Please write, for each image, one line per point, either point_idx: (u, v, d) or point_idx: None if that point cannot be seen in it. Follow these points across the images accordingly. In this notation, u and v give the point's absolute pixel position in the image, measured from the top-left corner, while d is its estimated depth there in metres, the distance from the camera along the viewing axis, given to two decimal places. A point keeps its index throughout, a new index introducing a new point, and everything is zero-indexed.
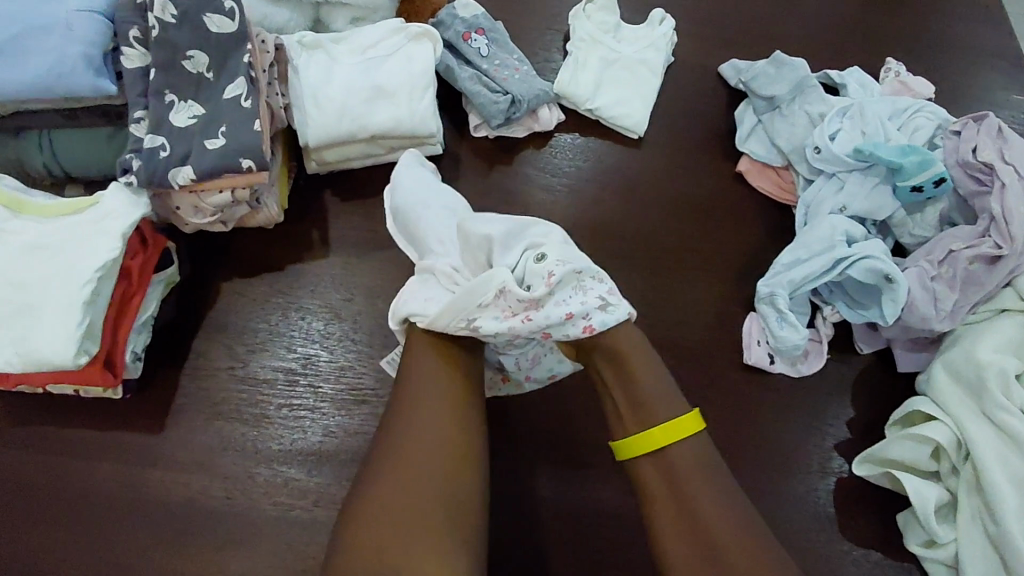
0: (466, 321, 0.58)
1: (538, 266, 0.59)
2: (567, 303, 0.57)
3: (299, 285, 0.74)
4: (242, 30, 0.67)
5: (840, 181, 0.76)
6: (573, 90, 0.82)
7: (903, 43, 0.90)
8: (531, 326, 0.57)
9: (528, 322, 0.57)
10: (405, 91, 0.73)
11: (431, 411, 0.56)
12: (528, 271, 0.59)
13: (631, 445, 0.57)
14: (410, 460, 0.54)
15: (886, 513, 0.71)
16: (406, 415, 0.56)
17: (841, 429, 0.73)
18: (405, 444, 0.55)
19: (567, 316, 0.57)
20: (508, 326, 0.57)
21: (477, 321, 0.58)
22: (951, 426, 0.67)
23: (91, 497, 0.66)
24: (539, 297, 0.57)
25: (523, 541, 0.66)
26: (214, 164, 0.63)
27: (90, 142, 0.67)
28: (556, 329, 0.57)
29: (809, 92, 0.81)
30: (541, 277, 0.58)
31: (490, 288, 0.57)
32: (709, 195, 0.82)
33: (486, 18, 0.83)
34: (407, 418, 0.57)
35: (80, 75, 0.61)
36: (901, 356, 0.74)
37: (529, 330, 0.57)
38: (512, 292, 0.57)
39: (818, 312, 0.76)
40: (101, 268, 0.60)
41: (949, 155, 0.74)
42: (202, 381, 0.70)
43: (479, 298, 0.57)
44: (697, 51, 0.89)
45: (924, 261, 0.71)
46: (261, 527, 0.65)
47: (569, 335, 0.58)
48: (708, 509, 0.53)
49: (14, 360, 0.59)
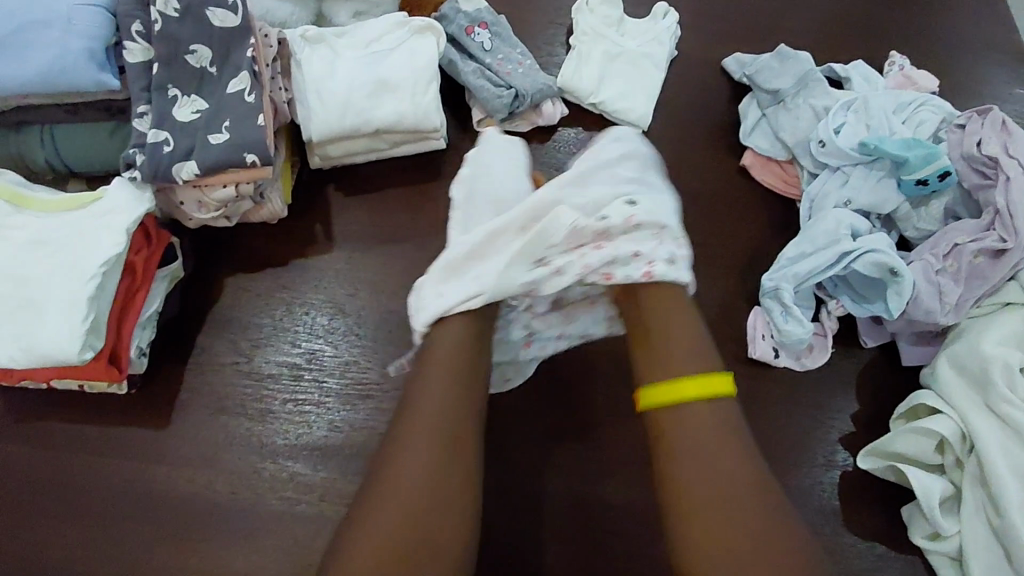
0: (534, 254, 0.58)
1: (623, 206, 0.59)
2: (639, 244, 0.59)
3: (303, 281, 0.74)
4: (244, 24, 0.67)
5: (844, 174, 0.76)
6: (576, 84, 0.81)
7: (906, 36, 0.90)
8: (597, 266, 0.58)
9: (594, 256, 0.58)
10: (407, 85, 0.73)
11: (436, 414, 0.54)
12: (607, 207, 0.59)
13: (659, 393, 0.56)
14: (411, 467, 0.52)
15: (890, 507, 0.71)
16: (417, 411, 0.54)
17: (845, 423, 0.73)
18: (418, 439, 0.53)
19: (635, 254, 0.58)
20: (574, 266, 0.58)
21: (546, 255, 0.58)
22: (956, 419, 0.67)
23: (96, 492, 0.66)
24: (611, 231, 0.58)
25: (528, 534, 0.67)
26: (218, 159, 0.63)
27: (92, 137, 0.67)
28: (621, 267, 0.59)
29: (813, 86, 0.81)
30: (620, 213, 0.59)
31: (561, 226, 0.58)
32: (713, 190, 0.82)
33: (489, 12, 0.82)
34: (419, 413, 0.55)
35: (83, 69, 0.61)
36: (906, 350, 0.74)
37: (595, 261, 0.58)
38: (584, 229, 0.58)
39: (823, 306, 0.76)
40: (105, 263, 0.60)
41: (953, 148, 0.74)
42: (206, 377, 0.70)
43: (550, 239, 0.58)
44: (700, 45, 0.89)
45: (929, 254, 0.71)
46: (267, 522, 0.65)
47: (631, 276, 0.58)
48: (725, 474, 0.53)
49: (19, 356, 0.59)
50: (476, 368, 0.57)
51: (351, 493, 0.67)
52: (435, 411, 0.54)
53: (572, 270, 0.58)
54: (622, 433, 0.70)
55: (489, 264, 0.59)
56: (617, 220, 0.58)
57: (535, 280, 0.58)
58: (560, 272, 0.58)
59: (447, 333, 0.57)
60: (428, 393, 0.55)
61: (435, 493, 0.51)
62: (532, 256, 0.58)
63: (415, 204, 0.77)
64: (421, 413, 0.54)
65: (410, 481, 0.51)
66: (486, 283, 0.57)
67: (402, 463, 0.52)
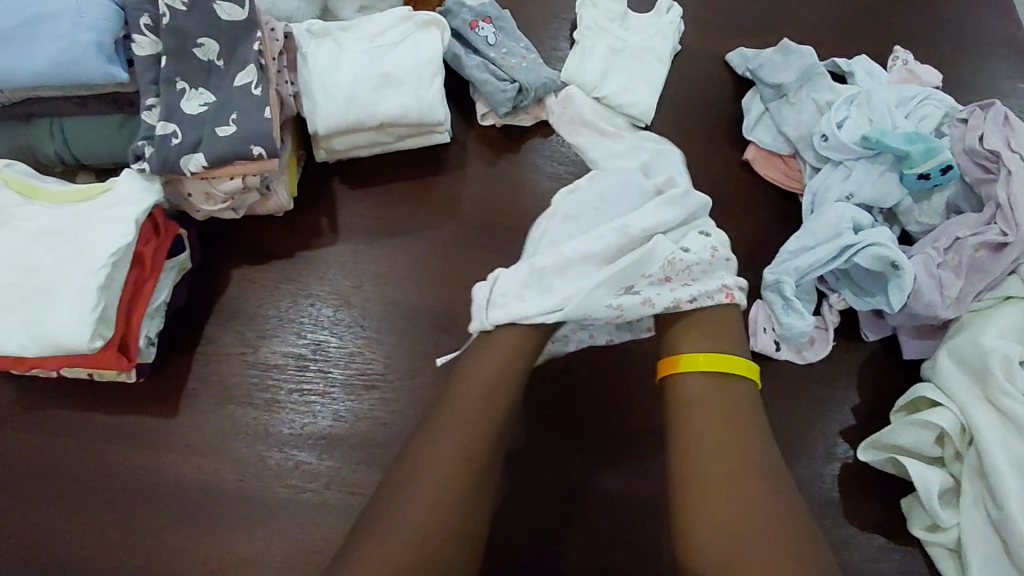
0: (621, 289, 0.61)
1: (696, 239, 0.65)
2: (710, 278, 0.64)
3: (309, 272, 0.74)
4: (251, 17, 0.67)
5: (847, 168, 0.76)
6: (579, 79, 0.82)
7: (910, 31, 0.90)
8: (682, 295, 0.62)
9: (682, 287, 0.63)
10: (412, 79, 0.74)
11: (460, 419, 0.56)
12: (685, 241, 0.65)
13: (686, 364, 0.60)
14: (416, 502, 0.53)
15: (891, 498, 0.71)
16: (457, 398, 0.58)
17: (845, 415, 0.74)
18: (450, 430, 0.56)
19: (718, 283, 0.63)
20: (661, 296, 0.62)
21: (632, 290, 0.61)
22: (956, 412, 0.67)
23: (105, 479, 0.67)
24: (696, 265, 0.63)
25: (528, 522, 0.67)
26: (225, 151, 0.64)
27: (101, 130, 0.68)
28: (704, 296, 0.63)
29: (817, 80, 0.81)
30: (702, 247, 0.64)
31: (658, 257, 0.62)
32: (716, 184, 0.83)
33: (493, 6, 0.83)
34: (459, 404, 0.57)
35: (93, 61, 0.62)
36: (906, 343, 0.74)
37: (688, 293, 0.62)
38: (677, 264, 0.62)
39: (824, 299, 0.77)
40: (115, 253, 0.61)
41: (956, 143, 0.74)
42: (214, 367, 0.71)
43: (645, 268, 0.61)
44: (703, 40, 0.89)
45: (930, 248, 0.71)
46: (274, 508, 0.66)
47: (714, 297, 0.63)
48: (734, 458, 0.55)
49: (29, 344, 0.60)
50: (498, 405, 0.58)
51: (356, 482, 0.67)
52: (453, 447, 0.55)
53: (659, 296, 0.61)
54: (625, 425, 0.71)
55: (566, 284, 0.60)
56: (698, 254, 0.64)
57: (618, 306, 0.60)
58: (650, 299, 0.61)
59: (485, 353, 0.59)
60: (454, 417, 0.57)
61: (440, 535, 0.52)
62: (622, 282, 0.61)
63: (419, 198, 0.78)
64: (441, 450, 0.55)
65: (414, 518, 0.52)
66: (565, 303, 0.59)
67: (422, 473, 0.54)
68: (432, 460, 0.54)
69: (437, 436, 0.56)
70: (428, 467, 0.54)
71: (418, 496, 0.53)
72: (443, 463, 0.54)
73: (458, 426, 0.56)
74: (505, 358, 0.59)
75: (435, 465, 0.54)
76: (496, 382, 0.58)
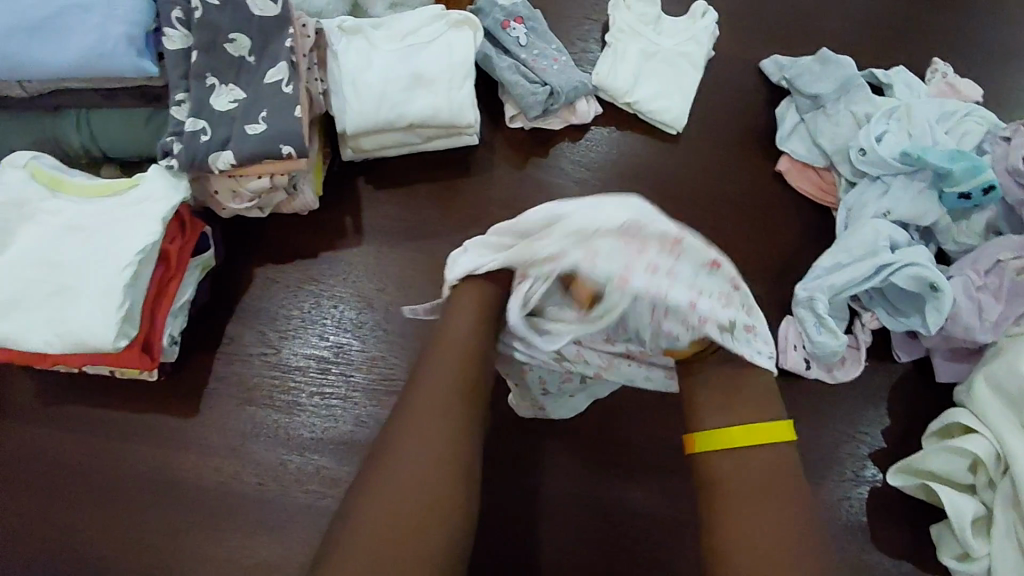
0: (584, 238, 0.50)
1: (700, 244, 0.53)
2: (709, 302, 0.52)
3: (332, 273, 0.73)
4: (284, 14, 0.66)
5: (884, 184, 0.74)
6: (611, 83, 0.80)
7: (951, 41, 0.88)
8: (685, 327, 0.52)
9: (666, 275, 0.51)
10: (443, 79, 0.72)
11: (447, 356, 0.55)
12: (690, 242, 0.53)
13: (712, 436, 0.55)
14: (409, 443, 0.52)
15: (919, 524, 0.70)
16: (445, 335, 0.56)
17: (875, 438, 0.72)
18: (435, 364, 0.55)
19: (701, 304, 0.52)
20: (658, 326, 0.53)
21: (592, 245, 0.50)
22: (990, 440, 0.65)
23: (123, 477, 0.67)
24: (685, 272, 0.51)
25: (544, 528, 0.68)
26: (255, 150, 0.63)
27: (129, 124, 0.67)
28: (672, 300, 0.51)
29: (855, 92, 0.79)
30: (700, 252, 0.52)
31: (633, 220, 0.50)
32: (748, 196, 0.81)
33: (525, 6, 0.81)
34: (448, 339, 0.56)
35: (123, 53, 0.61)
36: (940, 366, 0.73)
37: (662, 280, 0.50)
38: (668, 302, 0.51)
39: (857, 317, 0.75)
40: (141, 251, 0.60)
41: (998, 161, 0.72)
42: (235, 366, 0.70)
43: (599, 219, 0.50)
44: (738, 46, 0.87)
45: (970, 270, 0.70)
46: (292, 513, 0.66)
47: (678, 299, 0.51)
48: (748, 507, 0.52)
49: (52, 341, 0.59)
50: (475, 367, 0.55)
51: None
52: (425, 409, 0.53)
53: (614, 253, 0.50)
54: (646, 439, 0.71)
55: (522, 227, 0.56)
56: (692, 292, 0.52)
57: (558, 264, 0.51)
58: (669, 331, 0.53)
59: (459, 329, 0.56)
60: (445, 350, 0.56)
61: (444, 490, 0.51)
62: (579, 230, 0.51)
63: (445, 201, 0.77)
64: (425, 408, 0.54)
65: (380, 511, 0.50)
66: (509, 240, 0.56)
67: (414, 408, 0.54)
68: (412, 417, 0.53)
69: (432, 372, 0.55)
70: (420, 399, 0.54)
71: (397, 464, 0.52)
72: (428, 397, 0.54)
73: (425, 399, 0.54)
74: (474, 315, 0.56)
75: (424, 395, 0.54)
76: (471, 336, 0.56)
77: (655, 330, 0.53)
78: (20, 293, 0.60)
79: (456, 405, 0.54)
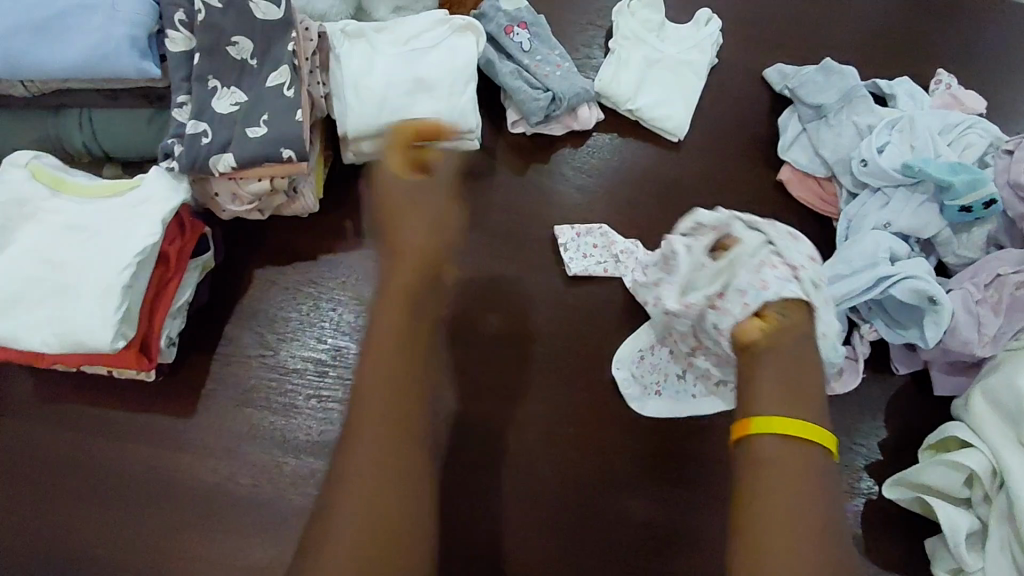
0: (728, 220, 0.56)
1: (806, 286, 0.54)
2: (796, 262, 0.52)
3: (331, 276, 0.73)
4: (287, 18, 0.66)
5: (885, 196, 0.74)
6: (613, 89, 0.80)
7: (956, 53, 0.87)
8: (788, 275, 0.50)
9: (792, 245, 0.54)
10: (445, 85, 0.72)
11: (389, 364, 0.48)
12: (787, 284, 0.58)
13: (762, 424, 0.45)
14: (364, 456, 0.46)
15: (914, 537, 0.70)
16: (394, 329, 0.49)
17: (872, 450, 0.72)
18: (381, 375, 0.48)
19: (797, 270, 0.50)
20: (760, 272, 0.50)
21: (734, 224, 0.56)
22: (987, 455, 0.65)
23: (118, 475, 0.67)
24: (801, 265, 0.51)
25: (541, 535, 0.67)
26: (255, 153, 0.63)
27: (132, 124, 0.67)
28: (789, 251, 0.52)
29: (858, 103, 0.79)
30: (804, 254, 0.53)
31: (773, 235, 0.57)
32: (749, 205, 0.81)
33: (529, 12, 0.81)
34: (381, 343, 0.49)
35: (125, 55, 0.61)
36: (938, 379, 0.73)
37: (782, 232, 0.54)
38: (782, 249, 0.52)
39: (855, 329, 0.74)
40: (141, 252, 0.60)
41: (999, 175, 0.71)
42: (233, 368, 0.70)
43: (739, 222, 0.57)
44: (741, 54, 0.87)
45: (970, 283, 0.70)
46: (286, 516, 0.66)
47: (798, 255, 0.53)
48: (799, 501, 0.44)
49: (51, 341, 0.59)
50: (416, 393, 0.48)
51: None
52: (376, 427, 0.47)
53: (764, 225, 0.55)
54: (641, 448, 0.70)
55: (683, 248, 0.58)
56: (805, 259, 0.53)
57: (716, 232, 0.57)
58: (764, 281, 0.49)
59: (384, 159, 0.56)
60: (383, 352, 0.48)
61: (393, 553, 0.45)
62: (728, 222, 0.56)
63: None
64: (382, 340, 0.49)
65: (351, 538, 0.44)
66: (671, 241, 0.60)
67: (361, 422, 0.47)
68: (372, 380, 0.48)
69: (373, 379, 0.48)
70: (368, 407, 0.47)
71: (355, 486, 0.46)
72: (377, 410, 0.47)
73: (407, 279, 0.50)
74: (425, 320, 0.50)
75: (375, 401, 0.47)
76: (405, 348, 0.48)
77: (752, 273, 0.50)
78: (19, 292, 0.60)
79: (401, 364, 0.48)
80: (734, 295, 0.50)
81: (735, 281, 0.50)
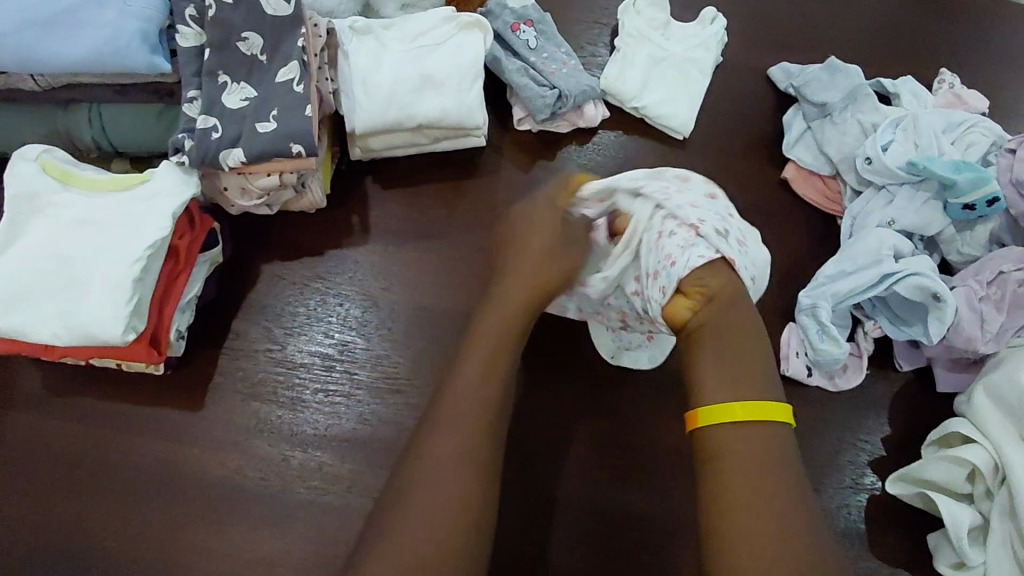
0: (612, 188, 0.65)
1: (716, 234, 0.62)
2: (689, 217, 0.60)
3: (338, 271, 0.74)
4: (297, 14, 0.66)
5: (889, 194, 0.75)
6: (619, 87, 0.81)
7: (959, 53, 0.88)
8: (690, 237, 0.59)
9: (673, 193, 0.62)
10: (453, 82, 0.73)
11: (481, 368, 0.58)
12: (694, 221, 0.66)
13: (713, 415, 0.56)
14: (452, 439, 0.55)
15: (916, 533, 0.71)
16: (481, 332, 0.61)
17: (875, 447, 0.73)
18: (473, 376, 0.58)
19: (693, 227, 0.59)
20: (664, 248, 0.59)
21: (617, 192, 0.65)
22: (990, 451, 0.65)
23: (127, 468, 0.67)
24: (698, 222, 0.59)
25: (548, 528, 0.68)
26: (265, 148, 0.64)
27: (139, 119, 0.68)
28: (677, 207, 0.60)
29: (863, 101, 0.79)
30: (695, 192, 0.64)
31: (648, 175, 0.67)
32: (753, 202, 0.81)
33: (535, 9, 0.81)
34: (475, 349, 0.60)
35: (135, 49, 0.61)
36: (941, 375, 0.73)
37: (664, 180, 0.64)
38: (673, 207, 0.60)
39: (859, 325, 0.75)
40: (151, 246, 0.60)
41: (1003, 173, 0.71)
42: (241, 362, 0.70)
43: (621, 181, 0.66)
44: (746, 53, 0.87)
45: (973, 281, 0.70)
46: (294, 508, 0.66)
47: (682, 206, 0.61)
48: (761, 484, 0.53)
49: (61, 334, 0.60)
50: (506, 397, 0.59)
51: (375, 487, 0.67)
52: (466, 415, 0.56)
53: (640, 179, 0.65)
54: (647, 443, 0.71)
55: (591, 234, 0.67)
56: (692, 202, 0.62)
57: (605, 199, 0.66)
58: (669, 254, 0.59)
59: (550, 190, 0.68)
60: (477, 356, 0.59)
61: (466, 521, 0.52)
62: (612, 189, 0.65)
63: (452, 202, 0.77)
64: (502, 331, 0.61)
65: (435, 507, 0.52)
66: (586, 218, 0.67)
67: (454, 410, 0.56)
68: (465, 377, 0.58)
69: (466, 379, 0.58)
70: (462, 399, 0.57)
71: (444, 462, 0.54)
72: (471, 403, 0.57)
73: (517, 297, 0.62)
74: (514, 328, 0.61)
75: (468, 395, 0.57)
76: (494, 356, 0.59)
77: (657, 253, 0.60)
78: (29, 285, 0.60)
79: (490, 366, 0.59)
80: (651, 279, 0.60)
81: (647, 261, 0.61)
